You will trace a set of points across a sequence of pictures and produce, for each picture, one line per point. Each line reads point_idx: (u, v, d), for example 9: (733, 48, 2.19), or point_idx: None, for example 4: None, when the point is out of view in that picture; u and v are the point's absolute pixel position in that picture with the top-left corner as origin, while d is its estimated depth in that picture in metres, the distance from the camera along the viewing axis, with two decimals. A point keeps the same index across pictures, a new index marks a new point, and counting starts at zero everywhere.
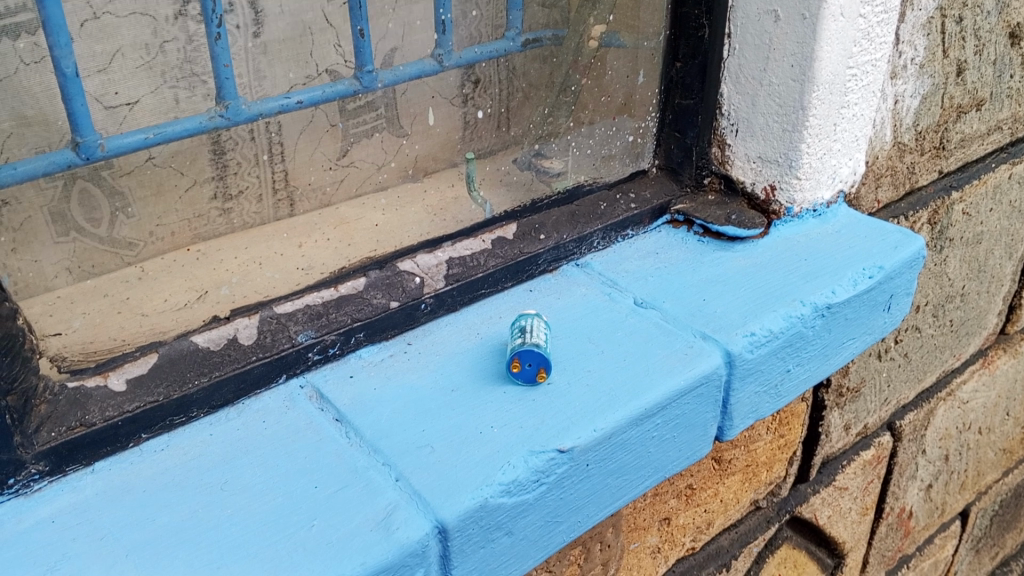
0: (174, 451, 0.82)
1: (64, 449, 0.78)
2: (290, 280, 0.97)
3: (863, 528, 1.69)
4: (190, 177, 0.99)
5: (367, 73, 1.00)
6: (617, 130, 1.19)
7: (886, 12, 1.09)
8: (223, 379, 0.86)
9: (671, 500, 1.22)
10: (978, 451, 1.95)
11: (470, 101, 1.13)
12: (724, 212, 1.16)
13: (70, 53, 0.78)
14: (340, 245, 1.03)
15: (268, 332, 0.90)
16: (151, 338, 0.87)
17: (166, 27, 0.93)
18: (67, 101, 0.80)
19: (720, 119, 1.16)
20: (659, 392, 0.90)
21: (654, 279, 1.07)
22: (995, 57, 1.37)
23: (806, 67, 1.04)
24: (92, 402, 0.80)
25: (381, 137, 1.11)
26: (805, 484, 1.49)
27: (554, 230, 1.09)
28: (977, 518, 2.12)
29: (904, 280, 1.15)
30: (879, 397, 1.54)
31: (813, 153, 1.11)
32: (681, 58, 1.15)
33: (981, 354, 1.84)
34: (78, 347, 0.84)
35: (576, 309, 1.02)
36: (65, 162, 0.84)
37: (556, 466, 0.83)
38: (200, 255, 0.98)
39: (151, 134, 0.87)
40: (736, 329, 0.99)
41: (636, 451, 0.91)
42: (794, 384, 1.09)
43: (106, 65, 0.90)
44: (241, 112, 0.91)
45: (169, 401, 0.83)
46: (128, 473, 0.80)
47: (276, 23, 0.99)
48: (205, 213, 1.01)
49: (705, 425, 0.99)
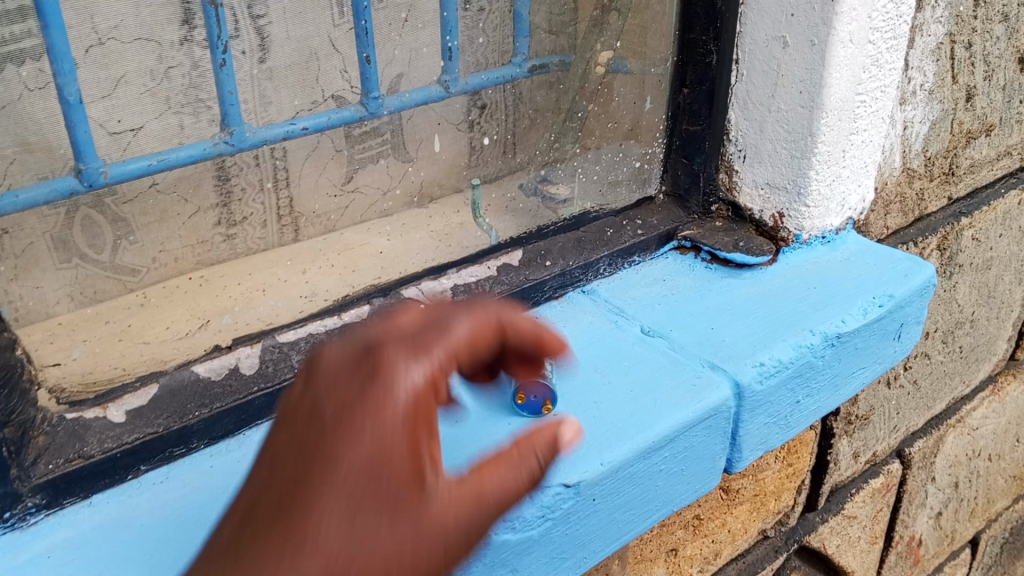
0: (173, 483, 0.81)
1: (62, 482, 0.77)
2: (293, 308, 0.96)
3: (872, 557, 1.67)
4: (193, 204, 1.04)
5: (373, 99, 0.99)
6: (624, 156, 1.19)
7: (895, 39, 1.08)
8: (223, 410, 0.84)
9: (679, 530, 1.20)
10: (988, 478, 1.93)
11: (476, 126, 1.18)
12: (732, 238, 1.15)
13: (73, 81, 0.77)
14: (344, 272, 1.03)
15: (271, 361, 0.89)
16: (151, 368, 0.86)
17: (170, 52, 0.93)
18: (71, 129, 0.79)
19: (729, 145, 1.14)
20: (667, 425, 0.88)
21: (661, 306, 1.06)
22: (1004, 83, 1.36)
23: (815, 94, 1.03)
24: (90, 433, 0.79)
25: (387, 162, 1.15)
26: (814, 513, 1.47)
27: (559, 257, 1.08)
28: (987, 546, 2.09)
29: (915, 309, 1.13)
30: (888, 424, 1.52)
31: (823, 180, 1.10)
32: (688, 84, 1.13)
33: (991, 380, 1.82)
34: (77, 377, 0.84)
35: (583, 336, 1.01)
36: (68, 191, 0.82)
37: (563, 501, 0.81)
38: (203, 282, 1.01)
39: (154, 160, 0.86)
40: (745, 359, 0.97)
41: (644, 485, 0.89)
42: (805, 414, 1.07)
43: (110, 91, 0.92)
44: (245, 139, 0.90)
45: (169, 432, 0.81)
46: (126, 507, 0.78)
47: (282, 48, 1.00)
48: (209, 239, 1.05)
49: (713, 458, 0.97)
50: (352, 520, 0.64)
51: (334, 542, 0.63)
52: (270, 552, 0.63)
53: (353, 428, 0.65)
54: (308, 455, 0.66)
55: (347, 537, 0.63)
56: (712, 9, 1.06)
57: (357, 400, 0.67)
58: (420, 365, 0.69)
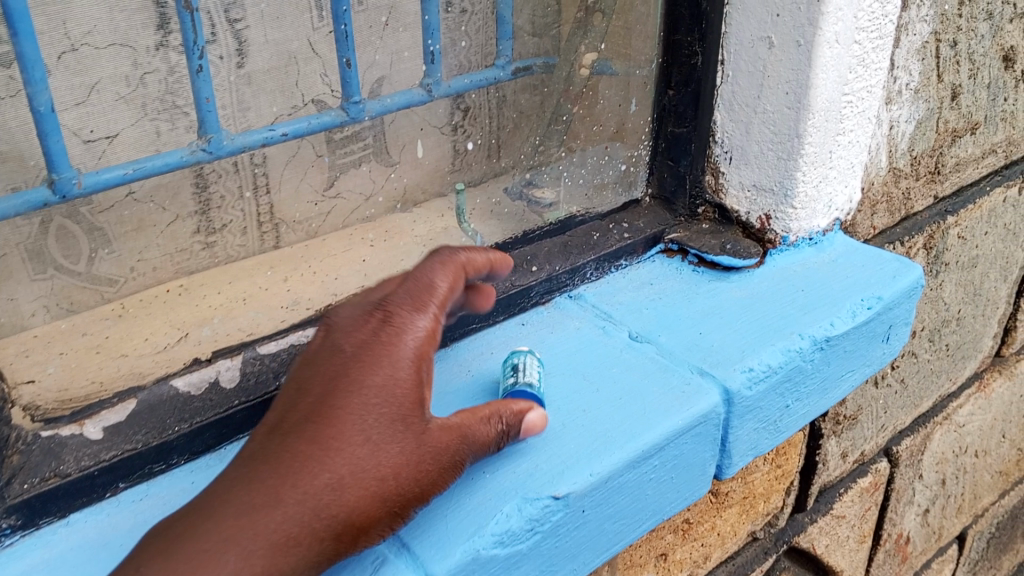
0: (152, 501, 0.78)
1: (37, 502, 0.75)
2: (274, 317, 0.95)
3: (860, 555, 1.67)
4: (171, 212, 1.02)
5: (354, 103, 0.97)
6: (610, 159, 1.17)
7: (881, 39, 1.07)
8: (204, 424, 0.82)
9: (668, 535, 1.19)
10: (975, 474, 1.93)
11: (460, 129, 1.18)
12: (719, 241, 1.14)
13: (44, 90, 0.75)
14: (326, 279, 1.02)
15: (251, 374, 0.87)
16: (129, 382, 0.84)
17: (146, 57, 0.91)
18: (43, 138, 0.77)
19: (714, 146, 1.13)
20: (657, 433, 0.87)
21: (649, 310, 1.05)
22: (989, 81, 1.36)
23: (802, 95, 1.01)
24: (67, 451, 0.77)
25: (369, 168, 1.15)
26: (803, 514, 1.46)
27: (545, 262, 1.07)
28: (974, 541, 2.10)
29: (903, 310, 1.13)
30: (876, 423, 1.52)
31: (810, 181, 1.08)
32: (674, 86, 1.11)
33: (977, 377, 1.82)
34: (52, 395, 0.82)
35: (570, 343, 1.00)
36: (41, 201, 0.80)
37: (552, 513, 0.80)
38: (182, 291, 0.99)
39: (130, 169, 0.83)
40: (734, 364, 0.96)
41: (634, 494, 0.88)
42: (795, 419, 1.06)
43: (84, 98, 0.89)
44: (224, 146, 0.89)
45: (148, 448, 0.79)
46: (104, 526, 0.76)
47: (260, 53, 0.98)
48: (188, 247, 1.03)
49: (703, 465, 0.96)
50: (368, 437, 0.71)
51: (358, 449, 0.70)
52: (300, 458, 0.69)
53: (375, 353, 0.74)
54: (331, 380, 0.74)
55: (368, 447, 0.71)
56: (697, 11, 1.05)
57: (372, 340, 0.75)
58: (425, 303, 0.79)
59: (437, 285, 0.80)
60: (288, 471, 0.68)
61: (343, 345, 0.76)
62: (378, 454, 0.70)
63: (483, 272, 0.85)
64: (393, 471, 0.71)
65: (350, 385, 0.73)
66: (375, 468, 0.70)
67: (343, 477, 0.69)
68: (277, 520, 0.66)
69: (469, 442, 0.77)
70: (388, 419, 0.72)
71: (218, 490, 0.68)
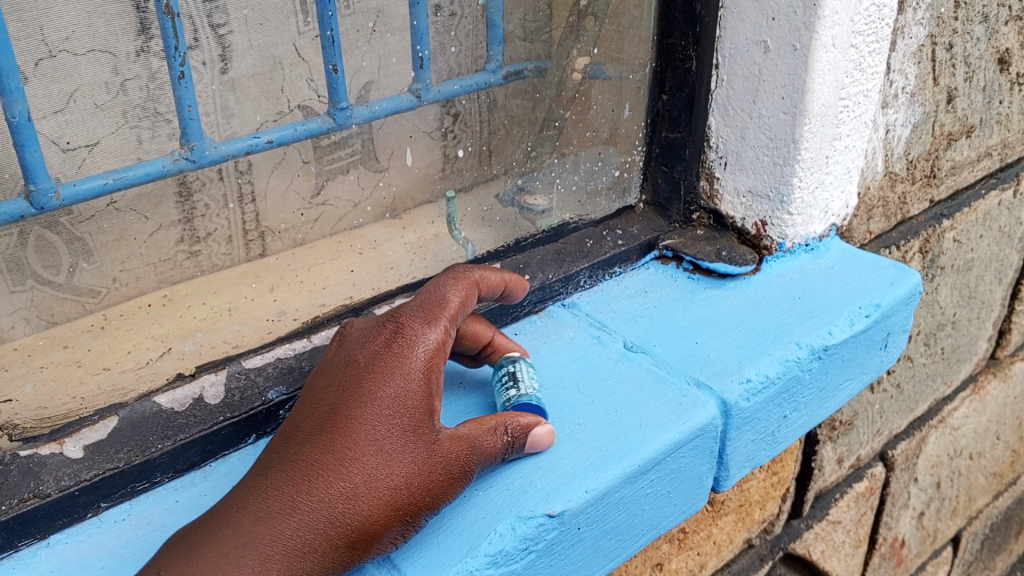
0: (135, 521, 0.76)
1: (16, 523, 0.72)
2: (260, 330, 0.93)
3: (856, 560, 1.66)
4: (154, 222, 0.96)
5: (341, 110, 0.97)
6: (603, 165, 1.16)
7: (877, 42, 1.05)
8: (189, 441, 0.80)
9: (664, 545, 1.17)
10: (970, 476, 1.92)
11: (451, 135, 1.11)
12: (714, 247, 1.13)
13: (21, 99, 0.73)
14: (313, 290, 1.00)
15: (237, 390, 0.85)
16: (111, 399, 0.82)
17: (127, 64, 0.89)
18: (20, 148, 0.75)
19: (708, 151, 1.12)
20: (653, 447, 0.85)
21: (644, 320, 1.03)
22: (984, 83, 1.35)
23: (798, 100, 1.00)
24: (46, 471, 0.74)
25: (356, 174, 1.08)
26: (798, 520, 1.45)
27: (538, 270, 1.05)
28: (968, 543, 2.09)
29: (900, 318, 1.11)
30: (871, 429, 1.50)
31: (805, 187, 1.07)
32: (668, 90, 1.10)
33: (972, 379, 1.81)
34: (31, 412, 0.80)
35: (564, 353, 0.98)
36: (19, 214, 0.78)
37: (546, 532, 0.78)
38: (168, 300, 0.97)
39: (110, 179, 0.82)
40: (731, 375, 0.94)
41: (630, 510, 0.86)
42: (792, 429, 1.04)
43: (63, 106, 0.86)
44: (207, 154, 0.87)
45: (131, 467, 0.77)
46: (86, 547, 0.74)
47: (245, 58, 0.95)
48: (172, 257, 0.99)
49: (700, 479, 0.94)
50: (381, 446, 0.72)
51: (372, 458, 0.71)
52: (316, 466, 0.71)
53: (387, 365, 0.76)
54: (345, 391, 0.75)
55: (380, 457, 0.72)
56: (691, 13, 1.03)
57: (384, 352, 0.77)
58: (436, 318, 0.80)
59: (449, 300, 0.81)
60: (304, 478, 0.70)
61: (357, 356, 0.78)
62: (390, 463, 0.72)
63: (497, 290, 0.88)
64: (405, 480, 0.72)
65: (363, 395, 0.74)
66: (387, 477, 0.71)
67: (357, 486, 0.70)
68: (293, 526, 0.68)
69: (478, 453, 0.76)
70: (400, 429, 0.73)
71: (237, 498, 0.70)
